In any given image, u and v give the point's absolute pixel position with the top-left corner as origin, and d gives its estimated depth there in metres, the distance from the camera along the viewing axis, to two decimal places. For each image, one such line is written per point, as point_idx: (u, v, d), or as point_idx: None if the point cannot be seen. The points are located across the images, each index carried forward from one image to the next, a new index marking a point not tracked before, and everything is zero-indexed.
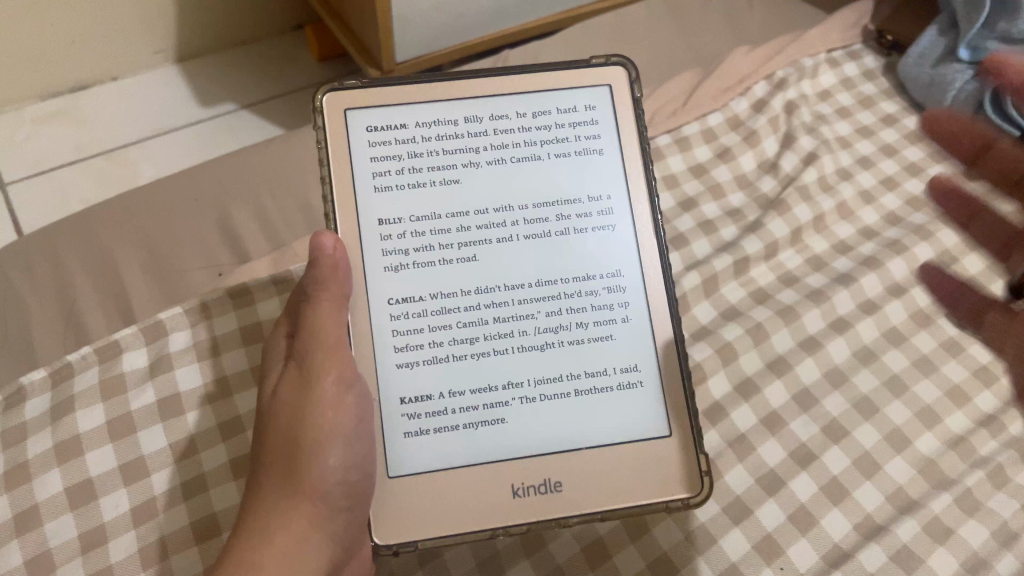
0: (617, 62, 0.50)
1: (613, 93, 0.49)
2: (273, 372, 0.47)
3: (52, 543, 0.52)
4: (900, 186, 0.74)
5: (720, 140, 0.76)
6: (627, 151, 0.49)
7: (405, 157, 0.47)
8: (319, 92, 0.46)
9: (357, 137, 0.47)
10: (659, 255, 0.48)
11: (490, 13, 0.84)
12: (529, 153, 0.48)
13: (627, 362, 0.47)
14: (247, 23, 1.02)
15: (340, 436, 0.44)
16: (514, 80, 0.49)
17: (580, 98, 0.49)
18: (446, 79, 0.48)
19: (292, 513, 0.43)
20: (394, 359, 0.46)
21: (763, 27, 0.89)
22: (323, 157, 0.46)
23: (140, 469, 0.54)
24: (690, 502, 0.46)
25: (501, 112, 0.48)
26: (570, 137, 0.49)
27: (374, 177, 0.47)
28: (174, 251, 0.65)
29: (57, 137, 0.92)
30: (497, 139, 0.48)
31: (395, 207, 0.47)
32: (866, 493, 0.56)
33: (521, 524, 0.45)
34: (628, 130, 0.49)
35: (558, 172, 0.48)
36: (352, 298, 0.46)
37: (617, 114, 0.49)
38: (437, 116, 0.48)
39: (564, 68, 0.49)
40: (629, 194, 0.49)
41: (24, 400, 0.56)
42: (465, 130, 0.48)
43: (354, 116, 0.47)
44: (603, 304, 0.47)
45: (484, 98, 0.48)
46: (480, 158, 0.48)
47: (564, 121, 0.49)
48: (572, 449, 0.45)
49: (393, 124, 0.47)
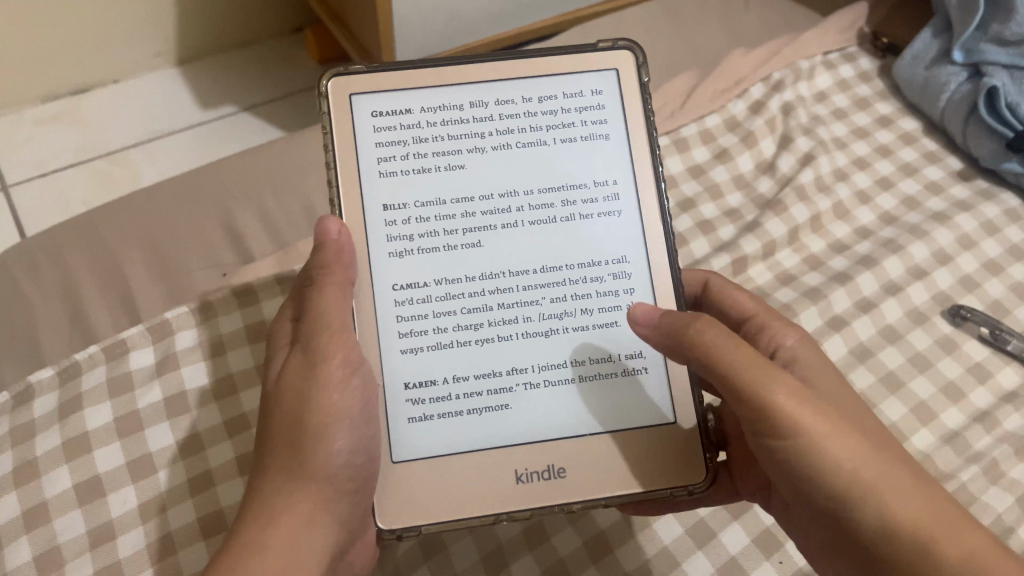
0: (624, 46, 0.50)
1: (620, 78, 0.50)
2: (279, 356, 0.48)
3: (60, 539, 0.52)
4: (895, 186, 0.75)
5: (717, 140, 0.77)
6: (633, 136, 0.50)
7: (411, 142, 0.48)
8: (325, 77, 0.47)
9: (363, 123, 0.48)
10: (665, 239, 0.49)
11: (490, 16, 0.85)
12: (534, 139, 0.49)
13: (632, 348, 0.48)
14: (249, 25, 1.03)
15: (344, 420, 0.44)
16: (520, 65, 0.49)
17: (585, 83, 0.50)
18: (452, 63, 0.49)
19: (297, 496, 0.43)
20: (399, 344, 0.46)
21: (761, 30, 0.90)
22: (328, 143, 0.47)
23: (147, 466, 0.55)
24: (694, 490, 0.46)
25: (507, 97, 0.49)
26: (576, 123, 0.49)
27: (380, 163, 0.48)
28: (179, 251, 0.65)
29: (60, 138, 0.93)
30: (503, 124, 0.49)
31: (400, 193, 0.47)
32: None
33: (526, 510, 0.45)
34: (634, 115, 0.50)
35: (564, 158, 0.49)
36: (358, 282, 0.47)
37: (623, 98, 0.50)
38: (444, 101, 0.49)
39: (570, 53, 0.50)
40: (635, 178, 0.49)
41: (33, 398, 0.57)
42: (472, 116, 0.49)
43: (360, 101, 0.48)
44: (608, 290, 0.48)
45: (490, 83, 0.49)
46: (486, 145, 0.48)
47: (570, 107, 0.49)
48: (575, 434, 0.46)
49: (399, 109, 0.48)
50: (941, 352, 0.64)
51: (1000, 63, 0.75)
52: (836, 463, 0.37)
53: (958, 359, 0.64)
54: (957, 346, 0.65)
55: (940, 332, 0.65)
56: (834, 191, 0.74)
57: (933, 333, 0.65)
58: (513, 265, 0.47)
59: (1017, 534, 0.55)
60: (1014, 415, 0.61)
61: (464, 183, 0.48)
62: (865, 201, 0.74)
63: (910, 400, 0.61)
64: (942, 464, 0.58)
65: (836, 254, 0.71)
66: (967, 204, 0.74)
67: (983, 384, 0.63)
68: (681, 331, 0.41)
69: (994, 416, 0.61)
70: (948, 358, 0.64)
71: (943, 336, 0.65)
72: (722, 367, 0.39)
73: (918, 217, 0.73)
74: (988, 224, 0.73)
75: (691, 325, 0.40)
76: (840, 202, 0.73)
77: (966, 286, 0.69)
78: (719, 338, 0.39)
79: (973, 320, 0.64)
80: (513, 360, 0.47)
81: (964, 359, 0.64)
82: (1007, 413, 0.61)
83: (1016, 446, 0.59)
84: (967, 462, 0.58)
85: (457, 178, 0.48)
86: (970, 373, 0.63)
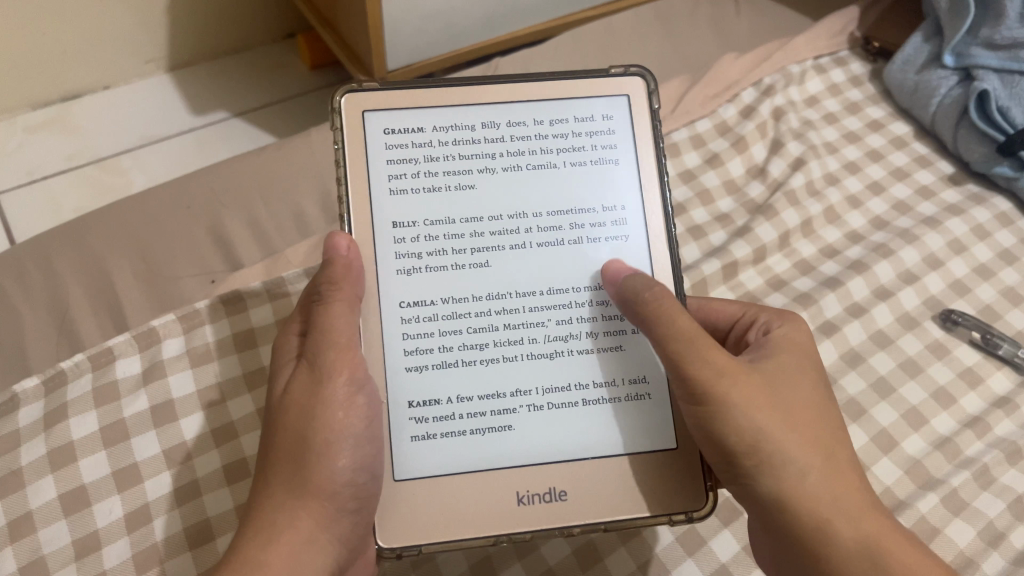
0: (636, 72, 0.50)
1: (631, 103, 0.50)
2: (284, 371, 0.47)
3: (45, 550, 0.52)
4: (886, 191, 0.75)
5: (708, 146, 0.77)
6: (644, 162, 0.50)
7: (422, 161, 0.48)
8: (338, 92, 0.47)
9: (374, 139, 0.48)
10: (672, 267, 0.49)
11: (481, 21, 0.85)
12: (544, 161, 0.49)
13: (637, 372, 0.47)
14: (239, 31, 1.02)
15: (349, 438, 0.44)
16: (534, 88, 0.50)
17: (598, 107, 0.50)
18: (464, 84, 0.49)
19: (299, 513, 0.43)
20: (404, 364, 0.46)
21: (751, 35, 0.90)
22: (340, 159, 0.47)
23: (134, 475, 0.55)
24: (693, 515, 0.46)
25: (519, 119, 0.49)
26: (587, 147, 0.49)
27: (390, 180, 0.47)
28: (168, 259, 0.65)
29: (50, 145, 0.93)
30: (513, 146, 0.49)
31: (410, 210, 0.47)
32: None
33: (525, 532, 0.45)
34: (644, 141, 0.50)
35: (573, 181, 0.49)
36: (365, 299, 0.46)
37: (635, 124, 0.50)
38: (454, 121, 0.48)
39: (584, 77, 0.50)
40: (643, 204, 0.49)
41: (19, 408, 0.56)
42: (482, 136, 0.48)
43: (373, 117, 0.48)
44: (614, 313, 0.48)
45: (500, 104, 0.49)
46: (496, 165, 0.48)
47: (581, 130, 0.49)
48: (577, 457, 0.46)
49: (411, 127, 0.48)
50: (932, 357, 0.64)
51: (991, 67, 0.75)
52: (757, 435, 0.40)
53: (949, 364, 0.64)
54: (949, 351, 0.64)
55: (931, 336, 0.65)
56: (825, 196, 0.74)
57: (924, 338, 0.65)
58: (521, 287, 0.47)
59: (1009, 539, 0.55)
60: (1005, 420, 0.61)
61: (473, 203, 0.48)
62: (856, 205, 0.74)
63: (900, 405, 0.61)
64: (932, 469, 0.58)
65: (827, 259, 0.70)
66: (957, 208, 0.74)
67: (974, 389, 0.63)
68: (634, 301, 0.43)
69: (985, 421, 0.61)
70: (940, 363, 0.64)
71: (935, 341, 0.65)
72: (665, 339, 0.42)
73: (910, 222, 0.73)
74: (979, 227, 0.73)
75: (644, 296, 0.43)
76: (831, 207, 0.73)
77: (958, 291, 0.68)
78: (667, 311, 0.42)
79: (965, 325, 0.64)
80: (518, 381, 0.46)
81: (956, 364, 0.64)
82: (998, 418, 0.61)
83: (1007, 451, 0.59)
84: (958, 467, 0.58)
85: (465, 198, 0.48)
86: (962, 379, 0.63)
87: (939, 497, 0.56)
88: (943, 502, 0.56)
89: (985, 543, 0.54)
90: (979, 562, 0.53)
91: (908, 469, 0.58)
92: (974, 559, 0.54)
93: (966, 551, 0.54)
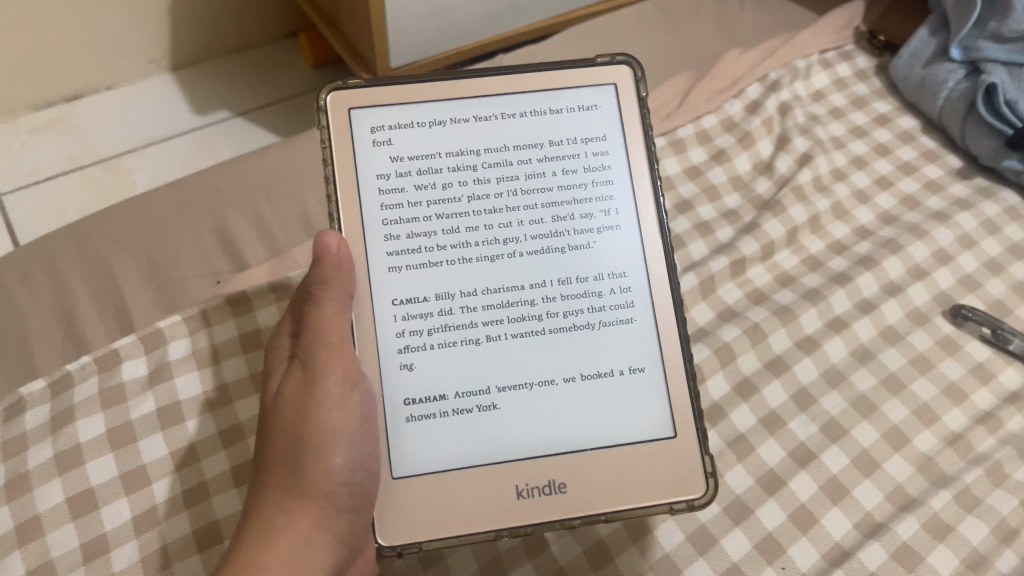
0: (623, 61, 0.50)
1: (618, 93, 0.50)
2: (277, 372, 0.47)
3: (54, 553, 0.52)
4: (894, 185, 0.75)
5: (714, 141, 0.76)
6: (633, 153, 0.49)
7: (409, 158, 0.47)
8: (324, 92, 0.47)
9: (362, 137, 0.47)
10: (665, 257, 0.48)
11: (483, 18, 0.84)
12: (533, 152, 0.48)
13: (635, 368, 0.47)
14: (242, 31, 1.02)
15: (343, 436, 0.44)
16: (520, 81, 0.49)
17: (586, 97, 0.50)
18: (451, 79, 0.48)
19: (296, 514, 0.43)
20: (397, 363, 0.46)
21: (756, 29, 0.89)
22: (328, 158, 0.47)
23: (140, 477, 0.54)
24: (695, 503, 0.45)
25: (506, 113, 0.49)
26: (575, 140, 0.49)
27: (379, 181, 0.47)
28: (173, 259, 0.65)
29: (52, 147, 0.92)
30: (502, 138, 0.48)
31: (401, 209, 0.47)
32: (895, 465, 0.58)
33: (527, 526, 0.45)
34: (634, 132, 0.49)
35: (562, 172, 0.48)
36: (357, 295, 0.46)
37: (622, 113, 0.49)
38: (443, 116, 0.48)
39: (571, 67, 0.49)
40: (633, 195, 0.49)
41: (25, 410, 0.57)
42: (470, 131, 0.48)
43: (360, 116, 0.47)
44: (606, 305, 0.47)
45: (487, 99, 0.49)
46: (486, 160, 0.48)
47: (570, 122, 0.49)
48: (576, 451, 0.45)
49: (398, 124, 0.48)
50: (943, 353, 0.63)
51: (998, 60, 0.74)
52: None
53: (961, 360, 0.63)
54: (959, 347, 0.64)
55: (941, 332, 0.65)
56: (832, 191, 0.73)
57: (934, 334, 0.64)
58: (516, 280, 0.47)
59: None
60: (1018, 416, 0.60)
61: (462, 197, 0.47)
62: (863, 201, 0.74)
63: (912, 402, 0.61)
64: (944, 467, 0.58)
65: (836, 255, 0.70)
66: (966, 203, 0.73)
67: (986, 385, 0.62)
68: None
69: (997, 418, 0.60)
70: (950, 359, 0.63)
71: (945, 337, 0.64)
72: None
73: (918, 217, 0.72)
74: (988, 222, 0.72)
75: None
76: (839, 203, 0.73)
77: (968, 286, 0.68)
78: None
79: (976, 320, 0.64)
80: (502, 384, 0.46)
81: (967, 359, 0.63)
82: (1011, 414, 0.61)
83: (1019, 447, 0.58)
84: (971, 464, 0.58)
85: (455, 193, 0.47)
86: (974, 375, 0.63)
87: (951, 494, 0.56)
88: (955, 499, 0.56)
89: (998, 540, 0.54)
90: (991, 560, 0.53)
91: (920, 467, 0.58)
92: (986, 557, 0.53)
93: (979, 549, 0.54)
